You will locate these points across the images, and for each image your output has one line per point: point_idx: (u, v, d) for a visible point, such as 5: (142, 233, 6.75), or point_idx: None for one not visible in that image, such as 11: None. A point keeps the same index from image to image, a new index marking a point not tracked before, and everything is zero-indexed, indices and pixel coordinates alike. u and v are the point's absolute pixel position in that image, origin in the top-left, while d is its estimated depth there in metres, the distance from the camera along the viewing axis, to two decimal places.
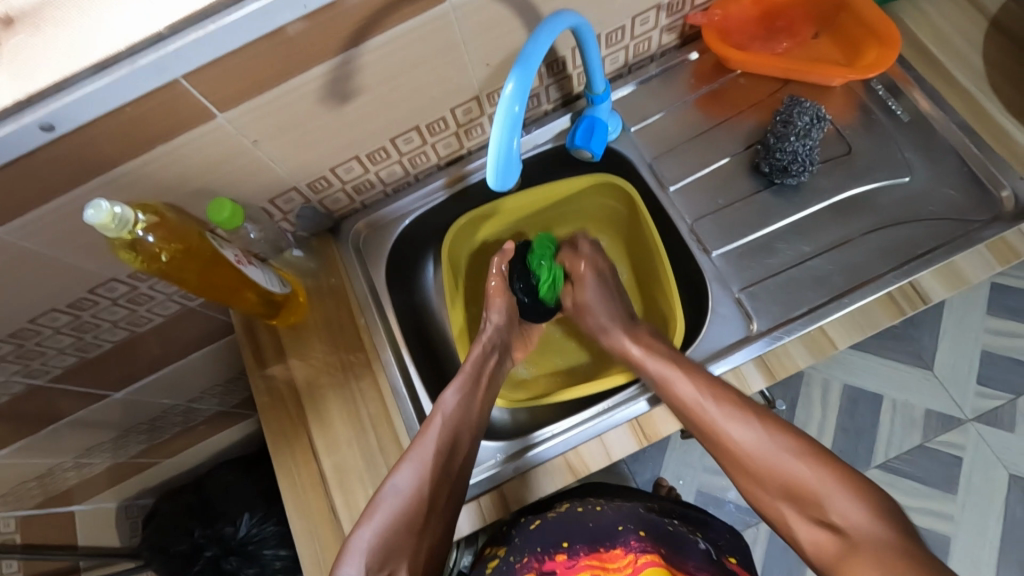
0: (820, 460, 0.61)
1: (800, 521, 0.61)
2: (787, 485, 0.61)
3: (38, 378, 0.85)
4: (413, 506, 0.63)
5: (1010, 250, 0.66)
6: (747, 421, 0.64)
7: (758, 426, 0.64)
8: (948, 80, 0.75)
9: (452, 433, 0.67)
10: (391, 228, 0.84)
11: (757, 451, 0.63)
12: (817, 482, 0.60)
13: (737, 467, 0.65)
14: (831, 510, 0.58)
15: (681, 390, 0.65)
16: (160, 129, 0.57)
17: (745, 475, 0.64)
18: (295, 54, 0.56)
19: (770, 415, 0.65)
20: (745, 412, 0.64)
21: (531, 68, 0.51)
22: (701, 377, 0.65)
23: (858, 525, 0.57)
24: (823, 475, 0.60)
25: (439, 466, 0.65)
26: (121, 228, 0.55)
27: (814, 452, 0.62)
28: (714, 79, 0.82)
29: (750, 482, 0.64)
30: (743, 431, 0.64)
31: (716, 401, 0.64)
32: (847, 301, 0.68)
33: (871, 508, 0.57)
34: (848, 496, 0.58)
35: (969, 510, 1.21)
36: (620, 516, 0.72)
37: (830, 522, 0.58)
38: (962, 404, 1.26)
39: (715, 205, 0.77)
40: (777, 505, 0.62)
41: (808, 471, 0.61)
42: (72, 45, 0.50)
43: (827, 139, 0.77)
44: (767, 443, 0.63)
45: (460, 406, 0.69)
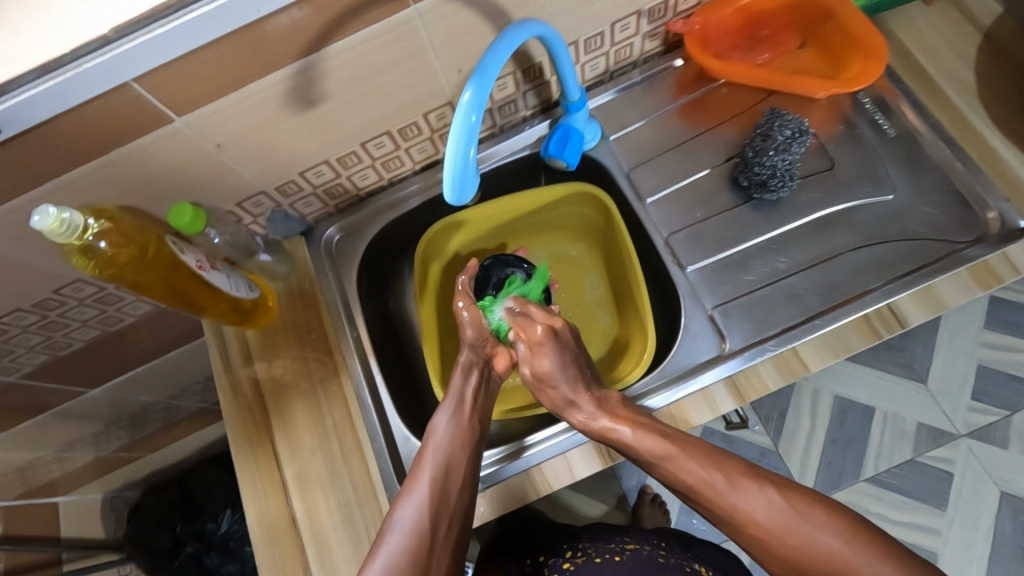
0: (854, 531, 0.54)
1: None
2: (822, 563, 0.54)
3: (9, 375, 0.85)
4: (417, 544, 0.56)
5: (992, 274, 0.64)
6: (759, 486, 0.57)
7: (773, 489, 0.57)
8: (937, 93, 0.73)
9: (447, 458, 0.61)
10: (364, 233, 0.83)
11: (780, 526, 0.55)
12: (853, 554, 0.53)
13: (761, 552, 0.57)
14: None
15: (687, 470, 0.59)
16: (114, 133, 0.56)
17: (773, 559, 0.57)
18: (251, 59, 0.55)
19: (789, 484, 0.58)
20: (755, 476, 0.58)
21: (490, 77, 0.49)
22: (701, 453, 0.60)
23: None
24: (856, 543, 0.54)
25: (437, 493, 0.59)
26: (70, 234, 0.54)
27: (842, 518, 0.55)
28: (698, 88, 0.79)
29: (779, 566, 0.57)
30: (760, 503, 0.56)
31: (719, 472, 0.59)
32: (822, 322, 0.66)
33: (899, 564, 0.53)
34: (878, 557, 0.53)
35: (958, 528, 1.19)
36: (641, 567, 0.73)
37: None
38: (953, 420, 1.23)
39: (693, 218, 0.75)
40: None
41: (840, 543, 0.54)
42: (15, 47, 0.48)
43: (809, 153, 0.75)
44: (786, 511, 0.56)
45: (451, 428, 0.63)
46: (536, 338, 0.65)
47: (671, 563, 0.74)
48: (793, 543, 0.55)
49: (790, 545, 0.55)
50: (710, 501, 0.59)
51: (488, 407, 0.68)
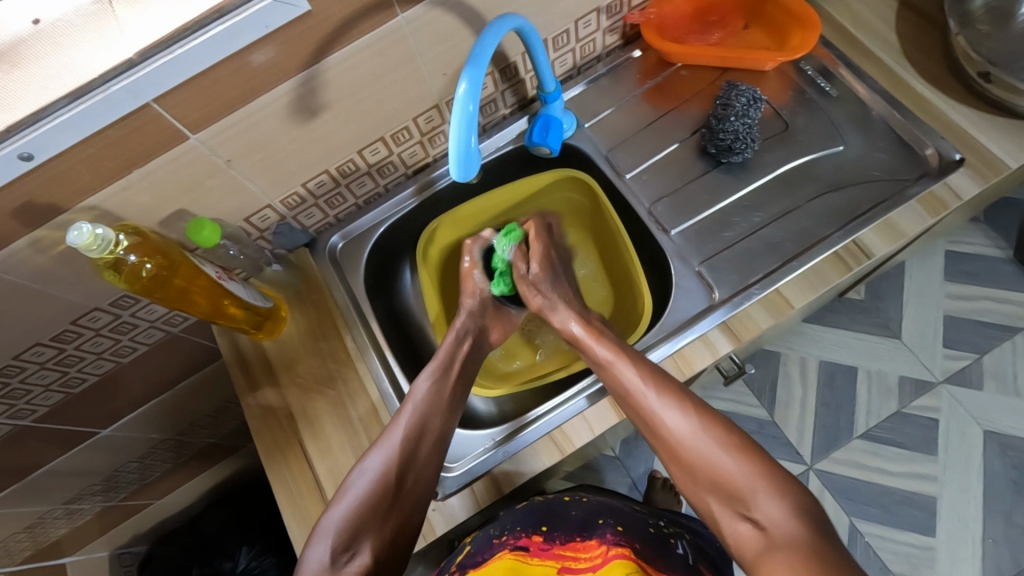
0: (749, 457, 0.60)
1: (722, 513, 0.59)
2: (713, 477, 0.60)
3: (22, 421, 0.85)
4: (380, 488, 0.63)
5: (941, 202, 0.72)
6: (686, 411, 0.64)
7: (692, 415, 0.63)
8: (868, 55, 0.82)
9: (422, 416, 0.68)
10: (366, 238, 0.87)
11: (689, 439, 0.62)
12: (744, 479, 0.58)
13: (668, 458, 0.63)
14: (756, 507, 0.57)
15: (624, 376, 0.66)
16: (135, 153, 0.60)
17: (675, 462, 0.62)
18: (260, 73, 0.60)
19: (708, 411, 0.64)
20: (681, 401, 0.64)
21: (482, 66, 0.55)
22: (647, 368, 0.67)
23: (779, 524, 0.55)
24: (751, 469, 0.59)
25: (406, 451, 0.65)
26: (102, 248, 0.58)
27: (742, 445, 0.61)
28: (658, 73, 0.87)
29: (679, 470, 0.62)
30: (677, 418, 0.63)
31: (657, 391, 0.65)
32: (800, 262, 0.72)
33: (790, 507, 0.56)
34: (776, 497, 0.57)
35: (950, 470, 1.25)
36: (602, 510, 0.76)
37: (751, 518, 0.57)
38: (931, 368, 1.31)
39: (671, 189, 0.82)
40: (706, 497, 0.60)
41: (738, 466, 0.59)
42: (49, 79, 0.53)
43: (767, 119, 0.83)
44: (700, 432, 0.62)
45: (430, 391, 0.70)
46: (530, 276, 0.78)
47: (634, 515, 0.76)
48: (697, 453, 0.61)
49: (698, 459, 0.61)
50: (641, 408, 0.65)
51: (468, 376, 0.76)
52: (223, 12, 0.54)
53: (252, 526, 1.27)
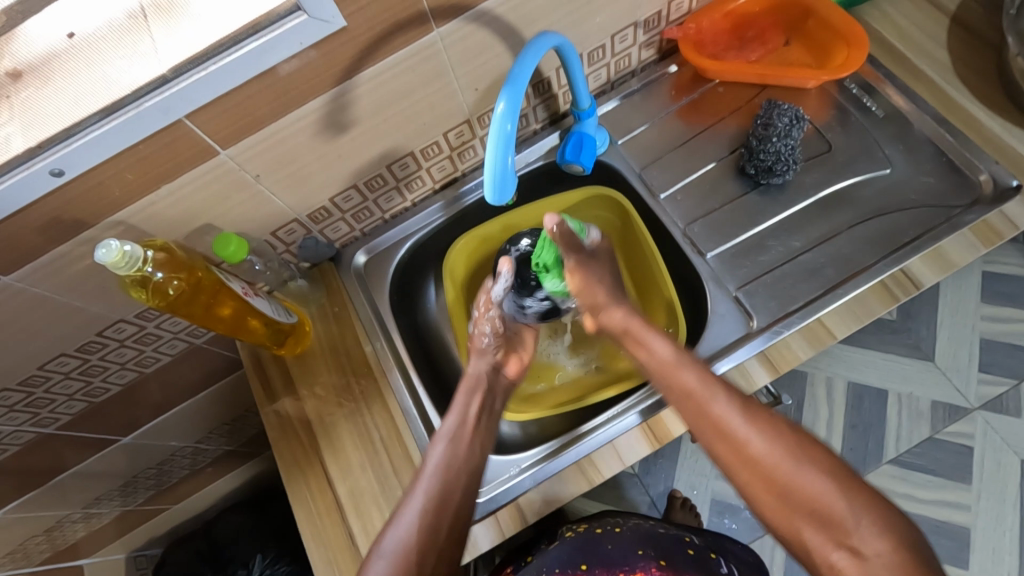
0: (844, 478, 0.55)
1: (818, 545, 0.53)
2: (800, 499, 0.54)
3: (45, 427, 0.84)
4: (400, 569, 0.57)
5: (995, 232, 0.69)
6: (769, 426, 0.59)
7: (770, 431, 0.58)
8: (916, 74, 0.79)
9: (442, 487, 0.62)
10: (391, 253, 0.86)
11: (775, 461, 0.56)
12: (833, 494, 0.54)
13: (750, 486, 0.58)
14: (852, 533, 0.51)
15: (687, 378, 0.62)
16: (165, 168, 0.59)
17: (759, 489, 0.57)
18: (292, 90, 0.59)
19: (782, 421, 0.59)
20: (765, 419, 0.59)
21: (520, 86, 0.53)
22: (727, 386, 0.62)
23: (885, 556, 0.50)
24: (845, 491, 0.54)
25: (428, 525, 0.60)
26: (130, 266, 0.57)
27: (825, 460, 0.56)
28: (694, 89, 0.85)
29: (763, 492, 0.56)
30: (759, 435, 0.58)
31: (731, 401, 0.61)
32: (844, 291, 0.69)
33: (893, 537, 0.51)
34: (874, 520, 0.52)
35: (984, 500, 1.20)
36: (638, 538, 0.78)
37: (852, 547, 0.51)
38: (965, 393, 1.26)
39: (706, 209, 0.79)
40: (796, 524, 0.54)
41: (828, 483, 0.54)
42: (81, 96, 0.54)
43: (808, 139, 0.80)
44: (784, 448, 0.57)
45: (449, 454, 0.65)
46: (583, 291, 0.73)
47: (672, 538, 0.79)
48: (783, 476, 0.56)
49: (780, 478, 0.56)
50: (718, 425, 0.59)
51: (487, 426, 0.70)
52: (259, 28, 0.54)
53: (266, 532, 1.25)
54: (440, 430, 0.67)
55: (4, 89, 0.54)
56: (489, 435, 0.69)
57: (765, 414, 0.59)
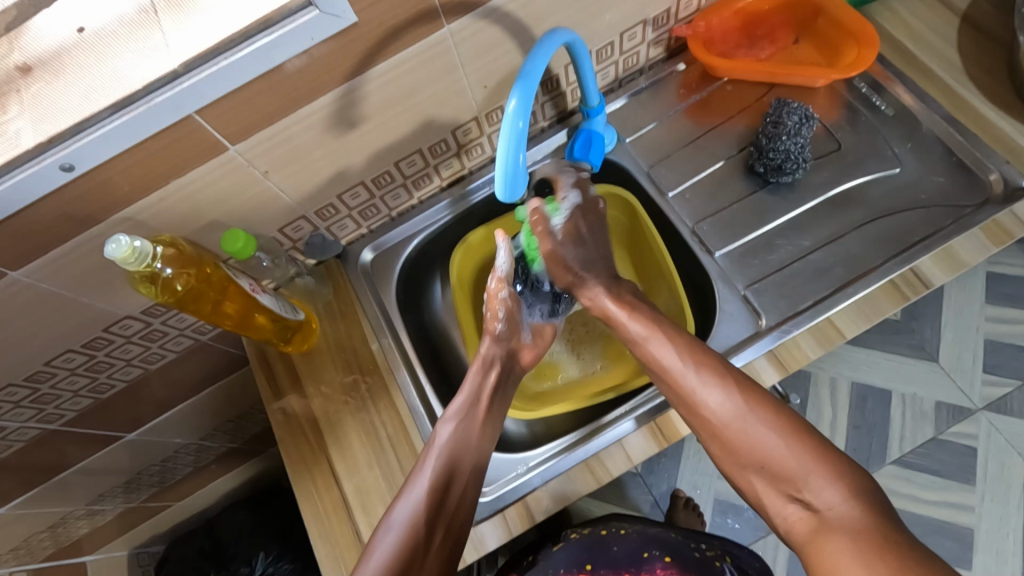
0: (796, 432, 0.53)
1: (772, 496, 0.53)
2: (759, 460, 0.53)
3: (50, 423, 0.84)
4: (408, 540, 0.57)
5: (1005, 231, 0.68)
6: (725, 383, 0.57)
7: (733, 390, 0.56)
8: (925, 73, 0.78)
9: (449, 462, 0.63)
10: (398, 251, 0.86)
11: (732, 420, 0.55)
12: (789, 456, 0.52)
13: (708, 434, 0.57)
14: (805, 488, 0.50)
15: (661, 354, 0.62)
16: (174, 164, 0.59)
17: (715, 443, 0.56)
18: (301, 86, 0.59)
19: (740, 378, 0.58)
20: (723, 378, 0.58)
21: (532, 82, 0.53)
22: (683, 340, 0.62)
23: (835, 507, 0.48)
24: (802, 449, 0.51)
25: (436, 495, 0.61)
26: (140, 261, 0.57)
27: (791, 424, 0.54)
28: (703, 87, 0.85)
29: (718, 446, 0.56)
30: (718, 397, 0.57)
31: (696, 369, 0.59)
32: (853, 291, 0.69)
33: (845, 483, 0.49)
34: (825, 473, 0.50)
35: (987, 501, 1.20)
36: (643, 540, 0.78)
37: (804, 500, 0.50)
38: (970, 394, 1.26)
39: (714, 208, 0.79)
40: (746, 475, 0.54)
41: (779, 440, 0.53)
42: (91, 91, 0.53)
43: (816, 138, 0.80)
44: (737, 407, 0.55)
45: (457, 434, 0.65)
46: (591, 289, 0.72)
47: (679, 541, 0.79)
48: (740, 432, 0.54)
49: (741, 436, 0.54)
50: (679, 387, 0.60)
51: (498, 409, 0.70)
52: (270, 23, 0.53)
53: (268, 529, 1.25)
54: (447, 410, 0.68)
55: (13, 82, 0.54)
56: (500, 417, 0.70)
57: (720, 371, 0.58)
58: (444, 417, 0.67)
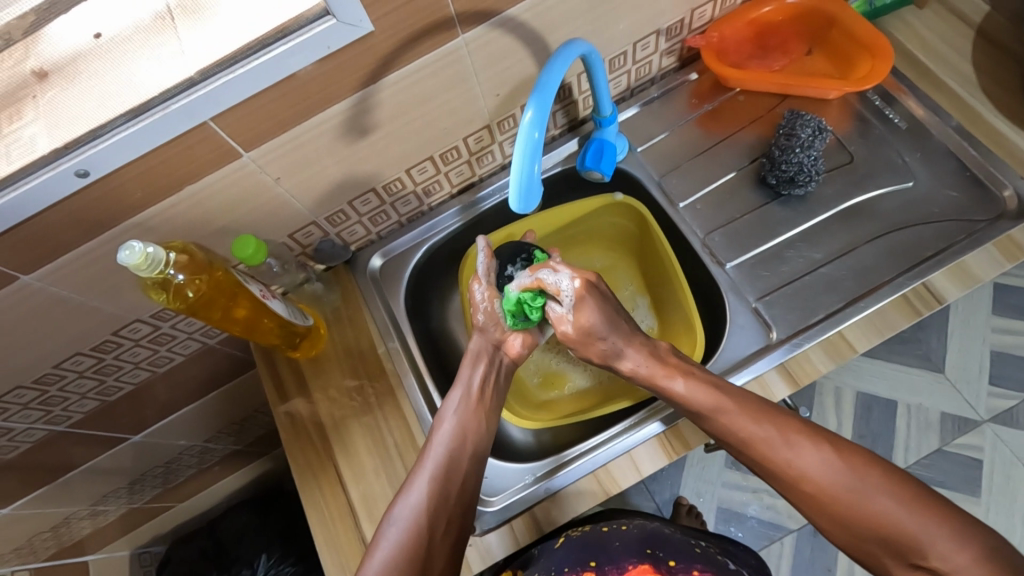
0: (909, 495, 0.55)
1: (892, 562, 0.56)
2: (873, 522, 0.55)
3: (57, 425, 0.84)
4: (412, 539, 0.59)
5: (1018, 247, 0.68)
6: (817, 448, 0.59)
7: (826, 451, 0.59)
8: (938, 87, 0.78)
9: (450, 456, 0.64)
10: (406, 257, 0.86)
11: (835, 486, 0.57)
12: (907, 517, 0.54)
13: (816, 508, 0.59)
14: (929, 552, 0.53)
15: (734, 425, 0.61)
16: (187, 170, 0.59)
17: (820, 514, 0.58)
18: (315, 94, 0.59)
19: (843, 444, 0.60)
20: (812, 438, 0.60)
21: (549, 93, 0.53)
22: (759, 413, 0.61)
23: (965, 569, 0.52)
24: (912, 507, 0.55)
25: (436, 494, 0.62)
26: (152, 268, 0.57)
27: (893, 479, 0.57)
28: (715, 97, 0.84)
29: (827, 521, 0.58)
30: (815, 460, 0.58)
31: (776, 430, 0.60)
32: (865, 304, 0.69)
33: (972, 548, 0.52)
34: (948, 533, 0.53)
35: (993, 513, 1.19)
36: (645, 536, 0.78)
37: (927, 565, 0.53)
38: (976, 406, 1.25)
39: (725, 219, 0.79)
40: (866, 547, 0.57)
41: (891, 502, 0.55)
42: (107, 98, 0.53)
43: (828, 149, 0.79)
44: (840, 475, 0.57)
45: (456, 429, 0.66)
46: (586, 325, 0.65)
47: (680, 537, 0.79)
48: (849, 501, 0.56)
49: (841, 501, 0.57)
50: (769, 460, 0.60)
51: (494, 405, 0.71)
52: (287, 32, 0.53)
53: (271, 531, 1.25)
54: (445, 403, 0.69)
55: (28, 88, 0.54)
56: (496, 411, 0.71)
57: (811, 437, 0.60)
58: (442, 409, 0.68)
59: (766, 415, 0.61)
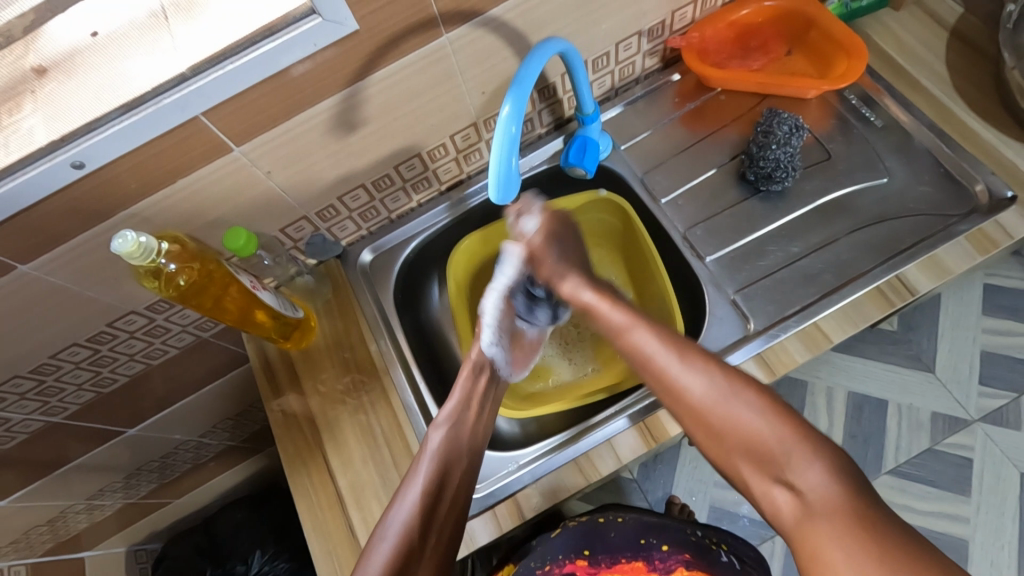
0: (775, 415, 0.58)
1: (757, 482, 0.58)
2: (738, 439, 0.59)
3: (54, 416, 0.86)
4: (401, 549, 0.64)
5: (990, 241, 0.70)
6: (706, 371, 0.62)
7: (714, 376, 0.61)
8: (915, 87, 0.80)
9: (441, 468, 0.67)
10: (397, 252, 0.88)
11: (712, 402, 0.61)
12: (768, 432, 0.58)
13: (694, 422, 0.62)
14: (789, 469, 0.55)
15: (639, 339, 0.67)
16: (180, 163, 0.61)
17: (698, 427, 0.62)
18: (302, 90, 0.61)
19: (735, 371, 0.62)
20: (706, 364, 0.63)
21: (526, 89, 0.55)
22: (667, 332, 0.67)
23: (818, 488, 0.53)
24: (776, 426, 0.57)
25: (427, 503, 0.66)
26: (145, 256, 0.59)
27: (770, 405, 0.59)
28: (697, 97, 0.87)
29: (705, 435, 0.61)
30: (700, 381, 0.62)
31: (678, 355, 0.64)
32: (840, 296, 0.71)
33: (828, 467, 0.54)
34: (809, 458, 0.55)
35: (983, 512, 1.20)
36: (642, 527, 0.80)
37: (788, 482, 0.55)
38: (965, 405, 1.26)
39: (706, 215, 0.81)
40: (734, 460, 0.60)
41: (761, 421, 0.58)
42: (103, 92, 0.56)
43: (807, 147, 0.81)
44: (720, 393, 0.61)
45: (448, 439, 0.69)
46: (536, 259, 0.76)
47: (675, 528, 0.80)
48: (721, 415, 0.60)
49: (719, 418, 0.60)
50: (660, 375, 0.64)
51: (488, 413, 0.75)
52: (275, 30, 0.56)
53: (266, 527, 1.26)
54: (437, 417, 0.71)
55: (28, 84, 0.57)
56: (489, 419, 0.75)
57: (707, 364, 0.62)
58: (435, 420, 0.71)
59: (668, 339, 0.65)
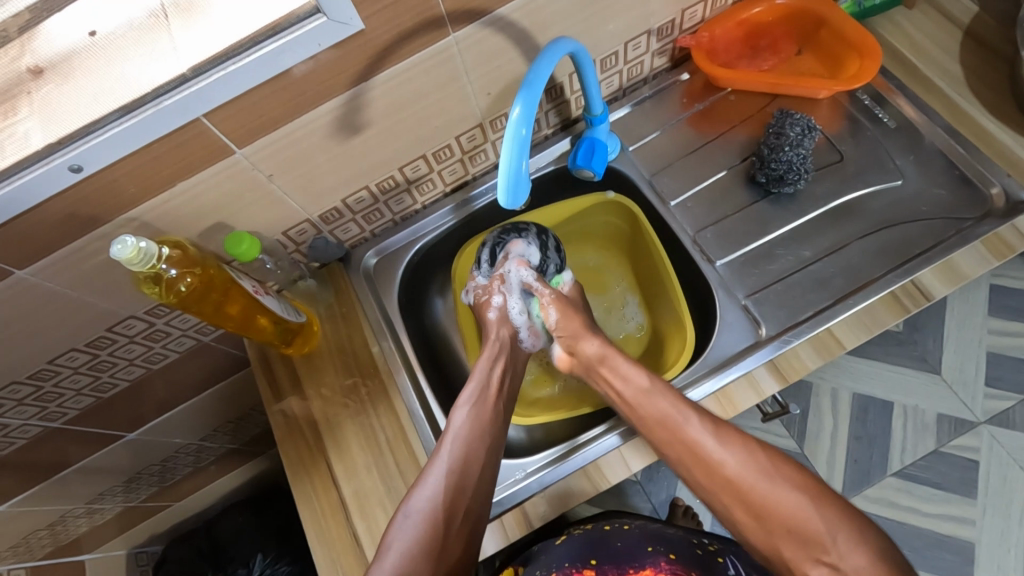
0: (816, 495, 0.61)
1: (799, 561, 0.59)
2: (783, 518, 0.60)
3: (52, 421, 0.85)
4: (426, 533, 0.65)
5: (1006, 245, 0.68)
6: (743, 446, 0.64)
7: (747, 453, 0.64)
8: (928, 87, 0.79)
9: (460, 458, 0.68)
10: (401, 254, 0.86)
11: (751, 476, 0.62)
12: (809, 512, 0.60)
13: (732, 501, 0.63)
14: (830, 548, 0.58)
15: (662, 408, 0.65)
16: (180, 167, 0.60)
17: (737, 504, 0.62)
18: (306, 91, 0.59)
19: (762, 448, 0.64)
20: (742, 439, 0.64)
21: (537, 90, 0.54)
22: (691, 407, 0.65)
23: (854, 562, 0.57)
24: (820, 507, 0.60)
25: (451, 489, 0.66)
26: (144, 262, 0.57)
27: (806, 481, 0.62)
28: (706, 97, 0.85)
29: (743, 512, 0.62)
30: (735, 460, 0.63)
31: (714, 436, 0.64)
32: (854, 301, 0.69)
33: (868, 549, 0.57)
34: (849, 535, 0.58)
35: (989, 515, 1.19)
36: (648, 536, 0.78)
37: (830, 562, 0.57)
38: (972, 407, 1.25)
39: (716, 217, 0.79)
40: (773, 541, 0.61)
41: (803, 500, 0.60)
42: (102, 94, 0.54)
43: (819, 148, 0.80)
44: (759, 466, 0.63)
45: (470, 421, 0.71)
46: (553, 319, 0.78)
47: (682, 538, 0.78)
48: (763, 494, 0.61)
49: (758, 497, 0.62)
50: (694, 452, 0.64)
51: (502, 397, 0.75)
52: (278, 29, 0.54)
53: (267, 530, 1.25)
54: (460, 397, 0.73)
55: (24, 85, 0.55)
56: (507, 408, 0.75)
57: (742, 439, 0.64)
58: (455, 404, 0.73)
59: (692, 412, 0.64)
